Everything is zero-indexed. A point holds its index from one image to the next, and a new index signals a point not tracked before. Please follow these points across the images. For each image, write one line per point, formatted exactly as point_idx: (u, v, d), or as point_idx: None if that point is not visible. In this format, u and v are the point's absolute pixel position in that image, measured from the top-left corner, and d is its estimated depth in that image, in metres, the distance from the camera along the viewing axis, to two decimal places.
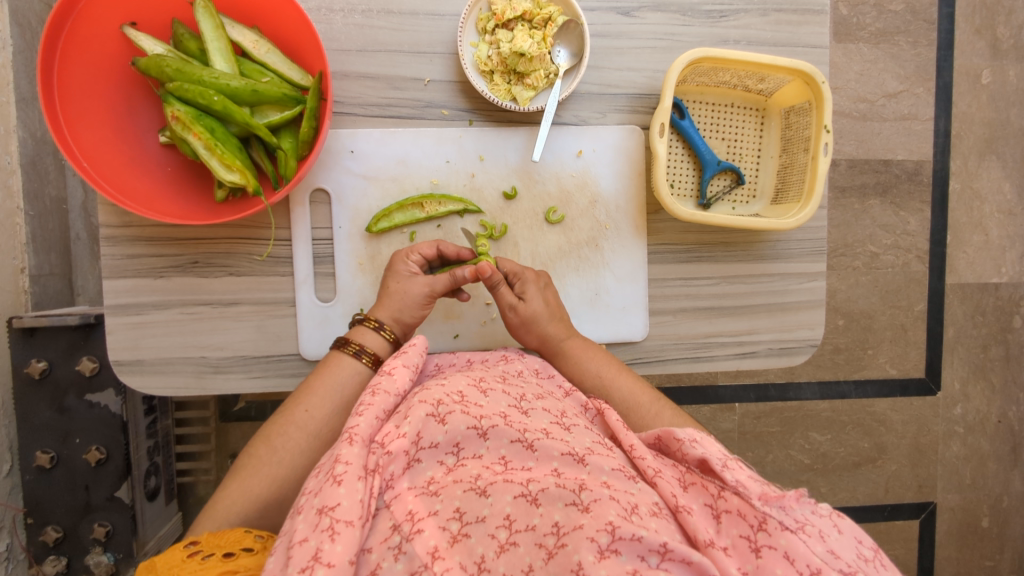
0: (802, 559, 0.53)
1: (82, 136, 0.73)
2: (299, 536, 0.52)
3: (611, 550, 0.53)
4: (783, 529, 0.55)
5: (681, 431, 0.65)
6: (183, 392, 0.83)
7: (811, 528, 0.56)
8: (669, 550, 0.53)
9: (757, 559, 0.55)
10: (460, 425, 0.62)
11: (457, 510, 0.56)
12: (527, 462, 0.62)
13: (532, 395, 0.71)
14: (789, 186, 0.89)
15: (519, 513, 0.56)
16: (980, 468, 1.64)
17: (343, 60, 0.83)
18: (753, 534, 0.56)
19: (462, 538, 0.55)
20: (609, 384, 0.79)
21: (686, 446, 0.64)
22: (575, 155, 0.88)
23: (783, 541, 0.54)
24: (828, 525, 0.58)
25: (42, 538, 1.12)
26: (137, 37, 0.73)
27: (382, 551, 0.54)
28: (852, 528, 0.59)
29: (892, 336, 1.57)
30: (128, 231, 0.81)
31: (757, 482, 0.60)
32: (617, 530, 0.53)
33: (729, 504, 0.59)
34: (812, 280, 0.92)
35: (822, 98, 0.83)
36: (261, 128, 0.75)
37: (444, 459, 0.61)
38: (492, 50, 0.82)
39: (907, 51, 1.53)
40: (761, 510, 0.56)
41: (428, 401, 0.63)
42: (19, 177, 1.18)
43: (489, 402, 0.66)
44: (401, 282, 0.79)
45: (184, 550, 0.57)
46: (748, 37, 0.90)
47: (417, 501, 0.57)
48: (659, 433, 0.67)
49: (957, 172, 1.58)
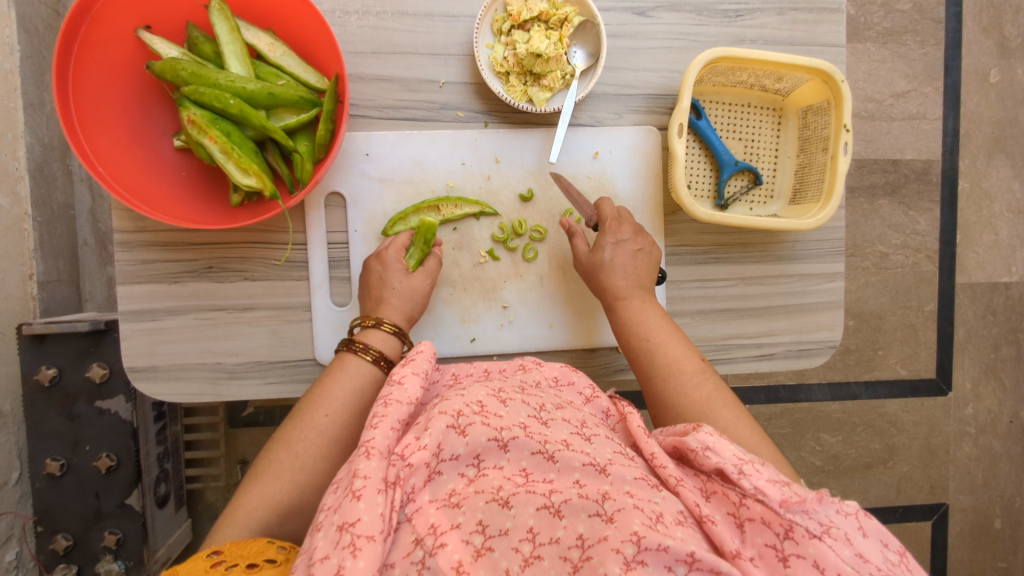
0: (832, 567, 0.51)
1: (96, 140, 0.72)
2: (320, 554, 0.51)
3: (638, 562, 0.51)
4: (811, 536, 0.53)
5: (693, 440, 0.62)
6: (198, 399, 0.82)
7: (837, 531, 0.53)
8: (696, 560, 0.51)
9: (786, 569, 0.53)
10: (481, 437, 0.61)
11: (480, 522, 0.56)
12: (549, 474, 0.61)
13: (552, 404, 0.70)
14: (807, 186, 0.88)
15: (542, 526, 0.56)
16: (992, 469, 1.63)
17: (359, 63, 0.82)
18: (779, 542, 0.54)
19: (487, 552, 0.54)
20: (654, 346, 0.76)
21: (699, 455, 0.61)
22: (592, 156, 0.87)
23: (811, 550, 0.52)
24: (853, 527, 0.54)
25: (53, 547, 1.12)
26: (151, 40, 0.72)
27: (405, 566, 0.53)
28: (879, 529, 0.55)
29: (903, 337, 1.56)
30: (142, 236, 0.80)
31: (784, 488, 0.56)
32: (643, 540, 0.52)
33: (752, 512, 0.57)
34: (830, 281, 0.91)
35: (842, 97, 0.82)
36: (277, 131, 0.74)
37: (465, 470, 0.61)
38: (508, 50, 0.81)
39: (915, 50, 1.52)
40: (787, 518, 0.54)
41: (448, 412, 0.62)
42: (27, 184, 1.18)
43: (509, 412, 0.65)
44: (404, 281, 0.79)
45: (207, 560, 0.56)
46: (764, 36, 0.89)
47: (439, 514, 0.56)
48: (675, 440, 0.65)
49: (966, 171, 1.57)
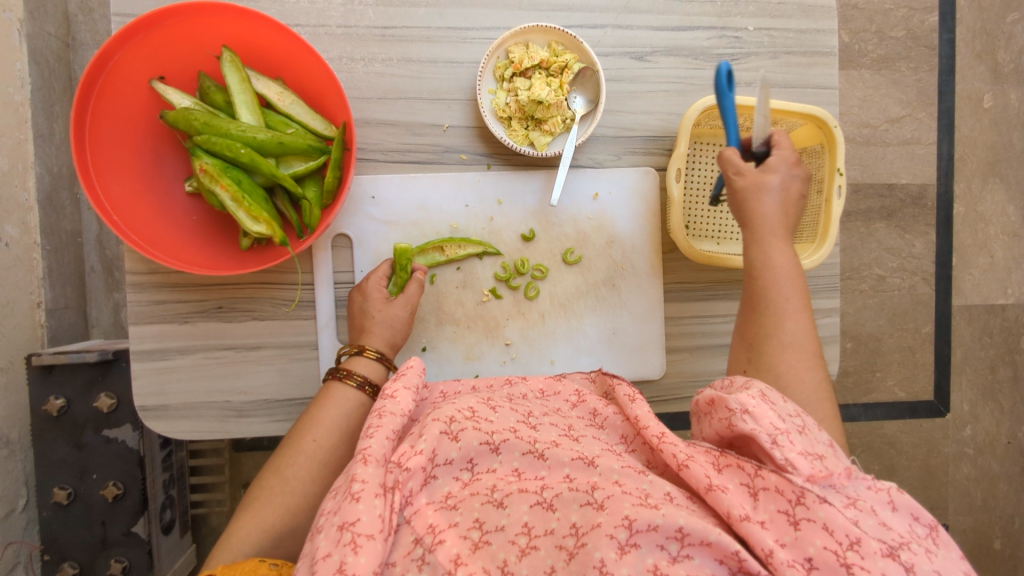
0: (841, 530, 0.51)
1: (111, 188, 0.74)
2: (322, 552, 0.52)
3: (631, 545, 0.54)
4: (822, 501, 0.53)
5: (733, 399, 0.60)
6: (207, 436, 0.84)
7: (863, 503, 0.55)
8: (686, 535, 0.54)
9: (796, 532, 0.53)
10: (474, 441, 0.63)
11: (477, 519, 0.58)
12: (540, 471, 0.63)
13: (539, 411, 0.72)
14: (803, 227, 0.90)
15: (537, 520, 0.58)
16: (991, 489, 1.64)
17: (365, 108, 0.84)
18: (790, 508, 0.54)
19: (484, 545, 0.56)
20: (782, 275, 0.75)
21: (734, 418, 0.59)
22: (591, 198, 0.90)
23: (822, 513, 0.52)
24: (881, 501, 0.55)
25: (59, 574, 1.13)
26: (165, 91, 0.75)
27: (406, 563, 0.55)
28: (910, 502, 0.55)
29: (901, 359, 1.58)
30: (153, 278, 0.82)
31: (815, 461, 0.57)
32: (635, 524, 0.55)
33: (767, 481, 0.56)
34: (826, 316, 0.93)
35: (835, 142, 0.84)
36: (286, 179, 0.76)
37: (460, 474, 0.62)
38: (510, 97, 0.83)
39: (908, 76, 1.55)
40: (799, 485, 0.54)
41: (440, 419, 0.63)
42: (36, 214, 1.20)
43: (499, 417, 0.67)
44: (383, 309, 0.80)
45: None
46: (759, 79, 0.91)
47: (437, 515, 0.58)
48: (713, 395, 0.63)
49: (961, 195, 1.60)
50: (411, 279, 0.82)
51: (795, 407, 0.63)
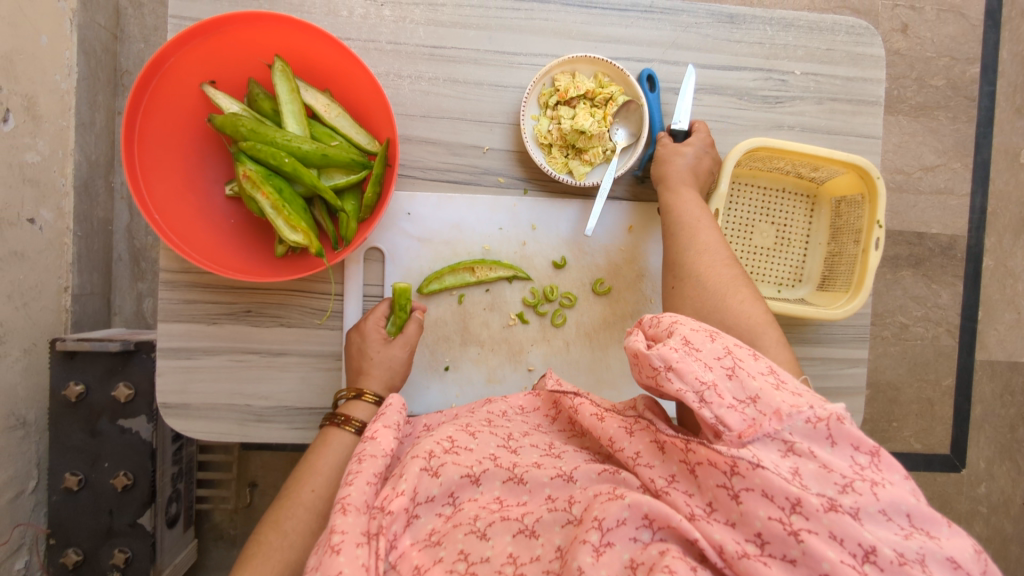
0: (780, 493, 0.48)
1: (154, 188, 0.75)
2: None
3: (606, 545, 0.52)
4: (755, 467, 0.49)
5: (654, 356, 0.55)
6: (225, 438, 0.84)
7: (800, 447, 0.50)
8: (654, 520, 0.53)
9: (740, 506, 0.50)
10: (453, 474, 0.62)
11: (461, 551, 0.57)
12: (522, 496, 0.62)
13: (520, 432, 0.71)
14: (837, 275, 0.89)
15: (521, 549, 0.57)
16: (1003, 551, 1.60)
17: (408, 125, 0.85)
18: (728, 481, 0.51)
19: (470, 575, 0.55)
20: (698, 228, 0.76)
21: (661, 376, 0.55)
22: (625, 230, 0.89)
23: (757, 481, 0.49)
24: (822, 437, 0.50)
25: (63, 561, 1.14)
26: (215, 95, 0.76)
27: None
28: (851, 433, 0.50)
29: (919, 410, 1.55)
30: (185, 277, 0.83)
31: (748, 409, 0.52)
32: (605, 523, 0.53)
33: (700, 455, 0.54)
34: (852, 366, 0.92)
35: (876, 193, 0.83)
36: (327, 191, 0.76)
37: (442, 509, 0.62)
38: (553, 124, 0.84)
39: (945, 125, 1.55)
40: (730, 456, 0.50)
41: (420, 455, 0.63)
42: (72, 199, 1.22)
43: (478, 445, 0.67)
44: (381, 352, 0.79)
45: None
46: (802, 124, 0.91)
47: (421, 554, 0.58)
48: (635, 350, 0.58)
49: (992, 249, 1.57)
50: (411, 319, 0.82)
51: (725, 342, 0.57)
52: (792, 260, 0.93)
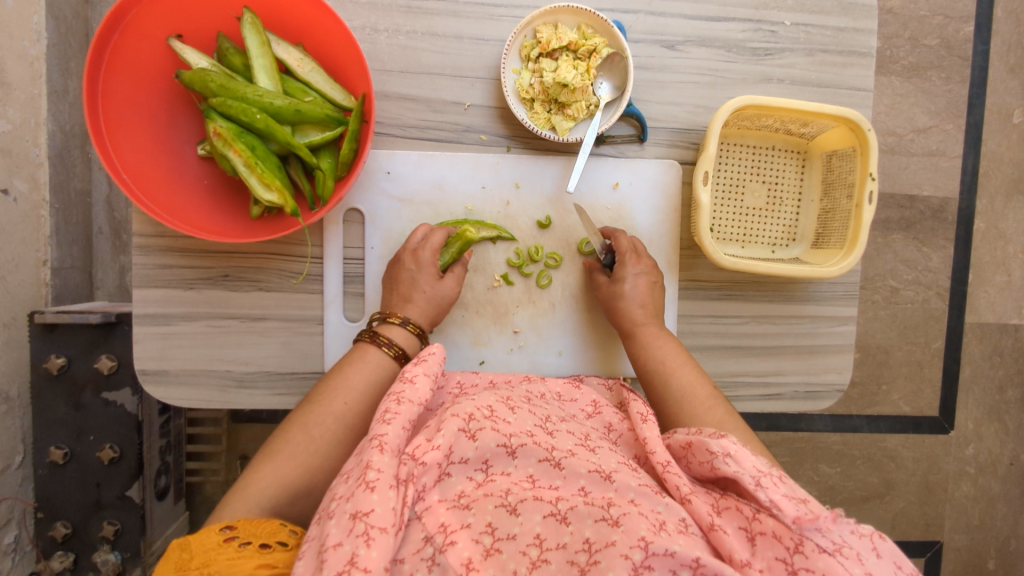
0: None
1: (122, 146, 0.72)
2: (333, 540, 0.52)
3: (645, 567, 0.54)
4: (821, 551, 0.52)
5: (713, 443, 0.62)
6: (206, 405, 0.83)
7: (849, 550, 0.53)
8: (701, 565, 0.54)
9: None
10: (490, 442, 0.63)
11: (489, 524, 0.58)
12: (555, 480, 0.63)
13: (556, 417, 0.72)
14: (830, 232, 0.88)
15: (550, 532, 0.58)
16: (989, 510, 1.62)
17: (385, 81, 0.82)
18: (790, 556, 0.54)
19: (495, 552, 0.56)
20: (670, 372, 0.77)
21: (717, 460, 0.61)
22: (611, 188, 0.87)
23: (819, 564, 0.52)
24: (867, 548, 0.54)
25: (51, 533, 1.14)
26: (182, 49, 0.72)
27: (415, 562, 0.55)
28: (894, 551, 0.54)
29: (908, 373, 1.56)
30: (159, 241, 0.81)
31: (801, 505, 0.55)
32: (650, 546, 0.55)
33: (764, 526, 0.57)
34: (842, 324, 0.91)
35: (868, 146, 0.82)
36: (301, 148, 0.74)
37: (473, 474, 0.62)
38: (535, 78, 0.81)
39: (938, 86, 1.52)
40: (797, 531, 0.54)
41: (459, 415, 0.64)
42: (47, 170, 1.18)
43: (517, 420, 0.67)
44: (432, 283, 0.80)
45: (220, 535, 0.57)
46: (792, 76, 0.89)
47: (449, 514, 0.58)
48: (692, 439, 0.65)
49: (983, 211, 1.56)
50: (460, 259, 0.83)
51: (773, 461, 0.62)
52: (784, 219, 0.91)
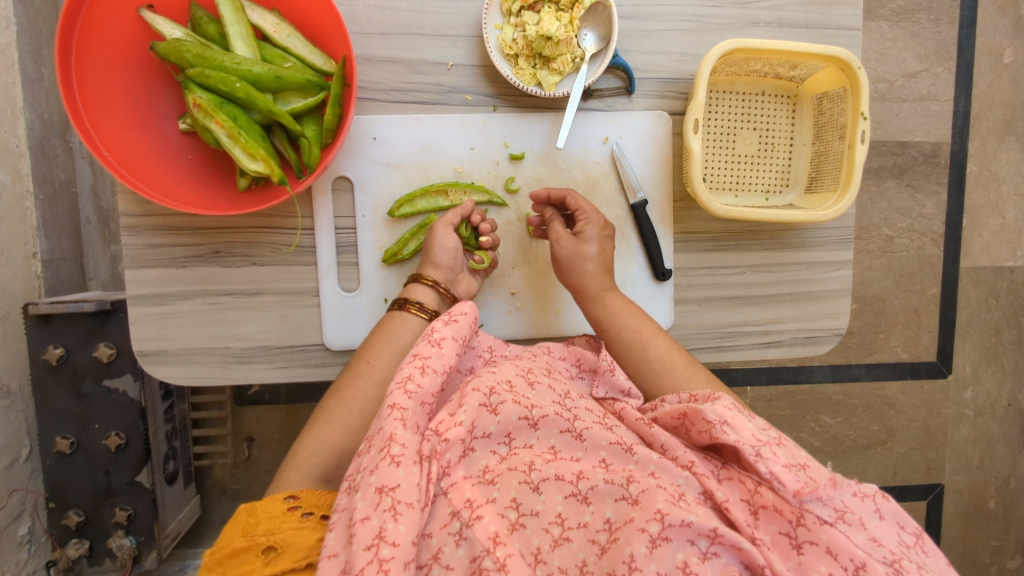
0: (846, 554, 0.52)
1: (101, 124, 0.71)
2: (361, 514, 0.53)
3: (662, 539, 0.55)
4: (823, 524, 0.54)
5: (710, 412, 0.60)
6: (208, 382, 0.83)
7: (852, 515, 0.55)
8: (719, 535, 0.55)
9: (799, 556, 0.54)
10: (512, 415, 0.64)
11: (514, 499, 0.59)
12: (576, 452, 0.64)
13: (576, 392, 0.71)
14: (824, 175, 0.87)
15: (570, 511, 0.59)
16: (988, 450, 1.64)
17: (365, 44, 0.80)
18: (793, 530, 0.55)
19: (520, 527, 0.58)
20: (643, 342, 0.78)
21: (715, 430, 0.59)
22: (601, 141, 0.86)
23: (824, 536, 0.53)
24: (869, 511, 0.55)
25: (65, 522, 1.14)
26: (154, 20, 0.71)
27: (443, 536, 0.56)
28: (897, 512, 0.56)
29: (905, 320, 1.56)
30: (148, 220, 0.80)
31: (800, 473, 0.56)
32: (667, 518, 0.55)
33: (766, 499, 0.58)
34: (839, 268, 0.91)
35: (859, 85, 0.81)
36: (284, 116, 0.72)
37: (497, 448, 0.63)
38: (518, 33, 0.79)
39: (928, 29, 1.49)
40: (798, 506, 0.55)
41: (480, 390, 0.64)
42: (28, 161, 1.16)
43: (537, 394, 0.67)
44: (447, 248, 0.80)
45: (286, 503, 0.62)
46: (779, 19, 0.87)
47: (475, 490, 0.59)
48: (686, 410, 0.63)
49: (975, 153, 1.55)
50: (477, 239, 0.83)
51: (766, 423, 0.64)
52: (777, 165, 0.90)
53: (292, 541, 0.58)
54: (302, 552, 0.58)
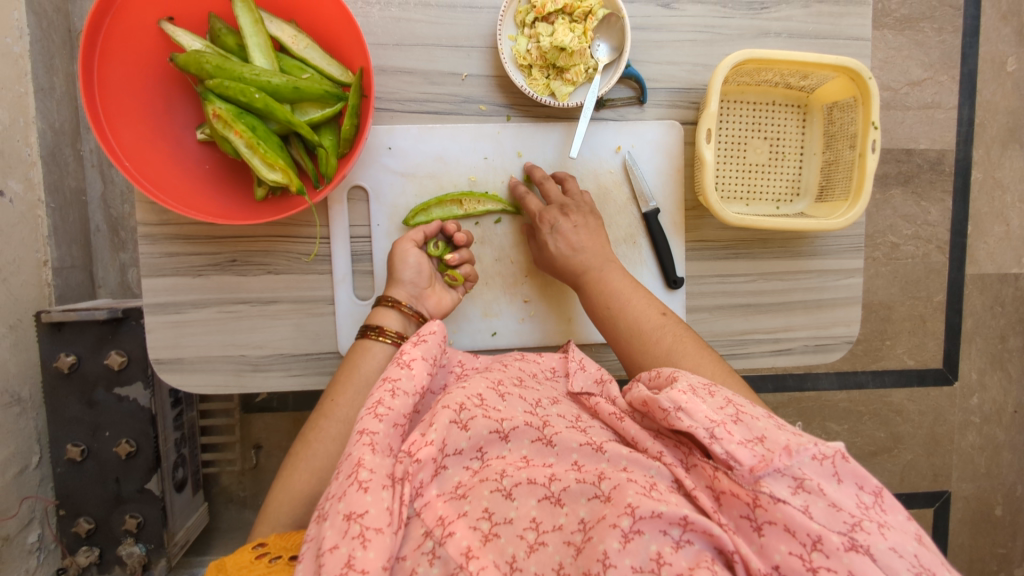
0: (802, 529, 0.49)
1: (122, 134, 0.71)
2: (329, 544, 0.53)
3: (635, 532, 0.53)
4: (778, 500, 0.51)
5: (665, 399, 0.59)
6: (223, 390, 0.83)
7: (810, 482, 0.51)
8: (690, 522, 0.53)
9: (760, 538, 0.52)
10: (483, 429, 0.63)
11: (486, 509, 0.59)
12: (548, 458, 0.64)
13: (548, 400, 0.73)
14: (834, 184, 0.88)
15: (545, 515, 0.59)
16: (995, 458, 1.64)
17: (381, 55, 0.81)
18: (751, 512, 0.53)
19: (494, 537, 0.57)
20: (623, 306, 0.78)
21: (670, 417, 0.58)
22: (613, 151, 0.87)
23: (780, 514, 0.50)
24: (828, 474, 0.51)
25: (75, 530, 1.14)
26: (174, 33, 0.72)
27: (416, 557, 0.55)
28: (856, 471, 0.51)
29: (911, 327, 1.57)
30: (165, 229, 0.80)
31: (757, 446, 0.54)
32: (637, 510, 0.54)
33: (724, 484, 0.56)
34: (849, 276, 0.92)
35: (869, 95, 0.81)
36: (302, 126, 0.73)
37: (470, 463, 0.63)
38: (532, 43, 0.80)
39: (932, 38, 1.50)
40: (752, 488, 0.52)
41: (450, 407, 0.64)
42: (40, 170, 1.17)
43: (507, 406, 0.68)
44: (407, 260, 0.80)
45: (253, 552, 0.61)
46: (789, 29, 0.88)
47: (446, 506, 0.59)
48: (646, 399, 0.62)
49: (980, 161, 1.55)
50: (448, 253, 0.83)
51: (727, 394, 0.60)
52: (787, 175, 0.91)
53: None
54: None
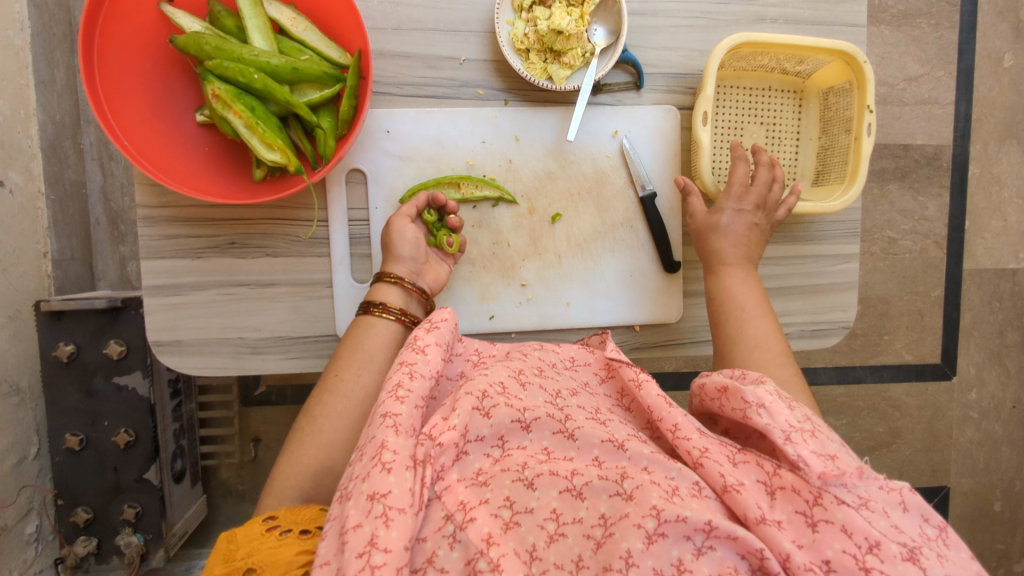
0: (860, 533, 0.52)
1: (121, 116, 0.72)
2: (352, 522, 0.53)
3: (658, 534, 0.54)
4: (840, 503, 0.53)
5: (750, 393, 0.61)
6: (221, 373, 0.83)
7: (874, 504, 0.54)
8: (713, 528, 0.53)
9: (814, 534, 0.53)
10: (505, 418, 0.63)
11: (507, 498, 0.58)
12: (570, 451, 0.64)
13: (568, 390, 0.72)
14: (830, 168, 0.88)
15: (565, 507, 0.58)
16: (994, 453, 1.64)
17: (379, 40, 0.82)
18: (808, 509, 0.54)
19: (515, 525, 0.57)
20: (746, 319, 0.79)
21: (751, 410, 0.60)
22: (610, 135, 0.88)
23: (840, 515, 0.53)
24: (894, 502, 0.55)
25: (73, 519, 1.14)
26: (174, 14, 0.72)
27: (437, 539, 0.56)
28: (920, 504, 0.56)
29: (909, 322, 1.57)
30: (165, 211, 0.81)
31: (829, 460, 0.56)
32: (662, 514, 0.54)
33: (785, 481, 0.57)
34: (845, 262, 0.92)
35: (864, 78, 0.82)
36: (301, 107, 0.74)
37: (490, 450, 0.63)
38: (529, 27, 0.80)
39: (929, 33, 1.51)
40: (818, 485, 0.54)
41: (472, 394, 0.64)
42: (40, 162, 1.17)
43: (528, 396, 0.68)
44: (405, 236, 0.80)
45: (264, 524, 0.62)
46: (785, 15, 0.89)
47: (467, 492, 0.59)
48: (725, 384, 0.64)
49: (977, 156, 1.56)
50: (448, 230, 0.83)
51: (806, 411, 0.62)
52: (783, 160, 0.91)
53: (270, 558, 0.57)
54: (279, 571, 0.56)
